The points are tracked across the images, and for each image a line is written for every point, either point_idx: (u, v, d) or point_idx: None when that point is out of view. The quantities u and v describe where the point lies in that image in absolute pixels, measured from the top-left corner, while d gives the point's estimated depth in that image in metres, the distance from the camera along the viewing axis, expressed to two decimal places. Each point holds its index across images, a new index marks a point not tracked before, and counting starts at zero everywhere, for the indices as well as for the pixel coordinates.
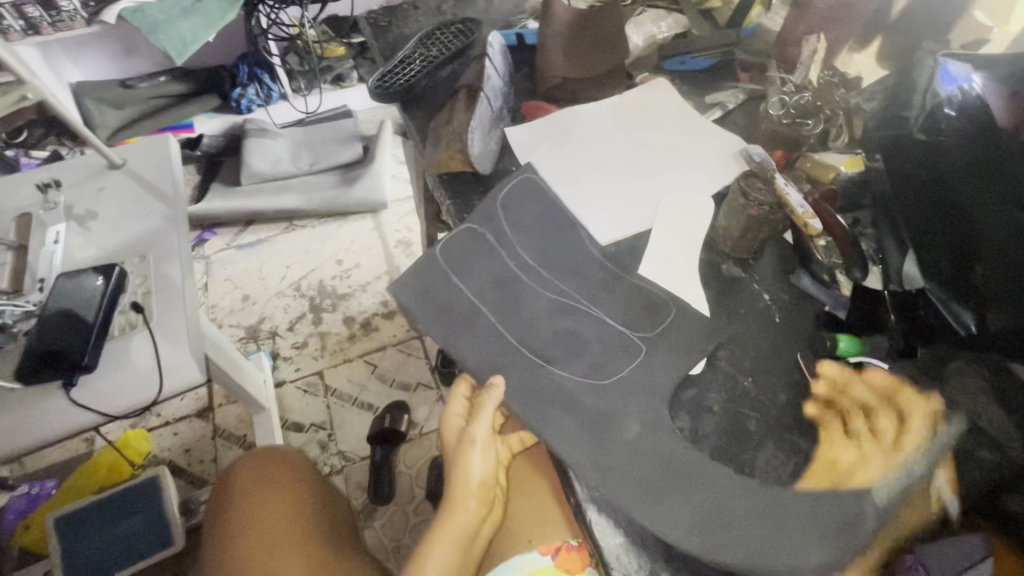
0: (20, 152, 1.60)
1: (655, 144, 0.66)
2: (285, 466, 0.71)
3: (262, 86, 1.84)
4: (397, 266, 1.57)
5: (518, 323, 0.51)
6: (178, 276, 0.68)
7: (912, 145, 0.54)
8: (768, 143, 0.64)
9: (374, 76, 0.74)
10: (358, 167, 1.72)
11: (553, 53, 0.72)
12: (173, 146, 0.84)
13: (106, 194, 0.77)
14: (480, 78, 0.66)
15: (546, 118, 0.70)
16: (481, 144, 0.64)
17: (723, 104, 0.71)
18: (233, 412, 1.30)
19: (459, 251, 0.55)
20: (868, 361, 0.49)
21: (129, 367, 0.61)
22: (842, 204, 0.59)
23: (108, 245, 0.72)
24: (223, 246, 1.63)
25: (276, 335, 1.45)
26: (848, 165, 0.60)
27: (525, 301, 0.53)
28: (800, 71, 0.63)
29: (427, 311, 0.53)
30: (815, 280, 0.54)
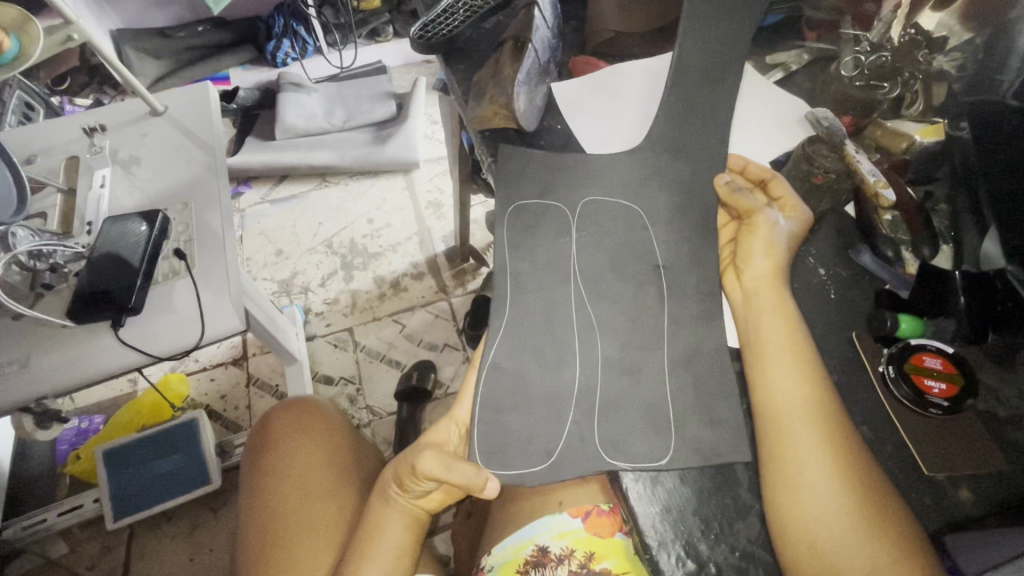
0: (64, 99, 1.63)
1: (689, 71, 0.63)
2: (315, 416, 0.73)
3: (298, 39, 1.82)
4: (427, 227, 1.57)
5: (589, 276, 0.53)
6: (218, 225, 0.68)
7: (1003, 112, 0.47)
8: (834, 107, 0.60)
9: (416, 26, 0.71)
10: (392, 125, 1.70)
11: (605, 4, 0.69)
12: (213, 93, 0.83)
13: (149, 141, 0.77)
14: (528, 28, 0.62)
15: (596, 73, 0.66)
16: (527, 100, 0.61)
17: (785, 65, 0.66)
18: (266, 361, 1.34)
19: (529, 247, 0.55)
20: (930, 343, 0.45)
21: (171, 311, 0.62)
22: (913, 176, 0.55)
23: (151, 191, 0.73)
24: (258, 200, 1.65)
25: (308, 290, 1.48)
26: (924, 134, 0.53)
27: (581, 251, 0.55)
28: (879, 28, 0.59)
29: (502, 313, 0.52)
30: (876, 256, 0.51)
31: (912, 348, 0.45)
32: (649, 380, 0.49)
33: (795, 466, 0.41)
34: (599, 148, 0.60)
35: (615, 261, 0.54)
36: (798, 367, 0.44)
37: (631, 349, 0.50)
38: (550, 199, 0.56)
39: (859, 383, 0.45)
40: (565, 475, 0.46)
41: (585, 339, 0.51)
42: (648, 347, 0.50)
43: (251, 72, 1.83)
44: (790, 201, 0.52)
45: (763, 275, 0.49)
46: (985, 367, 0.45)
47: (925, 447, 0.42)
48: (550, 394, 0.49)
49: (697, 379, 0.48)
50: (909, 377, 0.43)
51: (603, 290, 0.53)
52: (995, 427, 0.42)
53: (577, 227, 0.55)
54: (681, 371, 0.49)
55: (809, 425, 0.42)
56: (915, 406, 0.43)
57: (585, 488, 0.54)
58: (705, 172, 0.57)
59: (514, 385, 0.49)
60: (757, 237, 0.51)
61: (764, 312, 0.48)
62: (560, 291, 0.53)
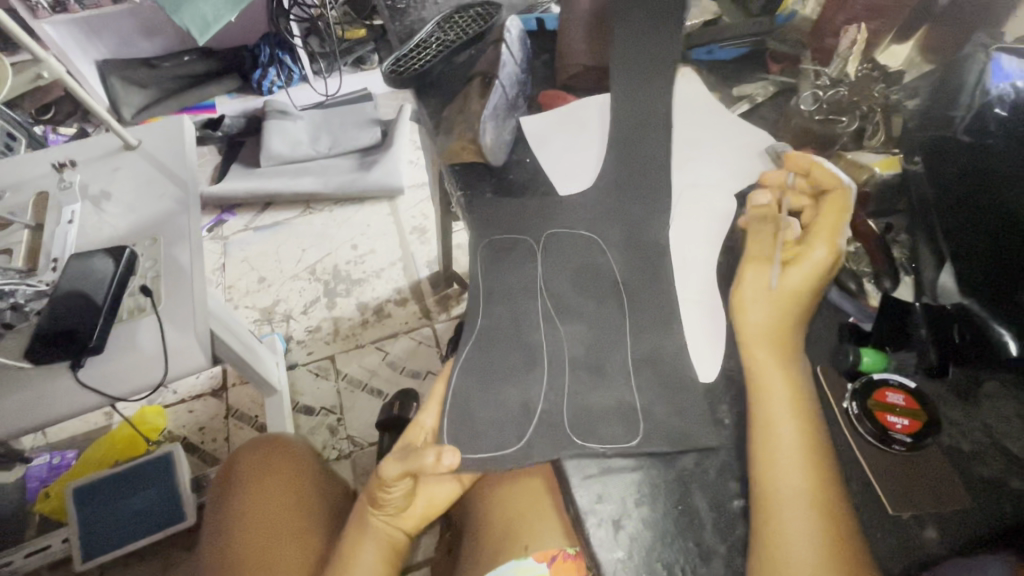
0: (48, 128, 1.63)
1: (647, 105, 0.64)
2: (286, 455, 0.72)
3: (284, 68, 1.84)
4: (411, 253, 1.57)
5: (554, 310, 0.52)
6: (186, 261, 0.67)
7: (955, 147, 0.49)
8: (796, 141, 0.61)
9: (388, 60, 0.71)
10: (377, 152, 1.71)
11: (574, 38, 0.70)
12: (188, 126, 0.83)
13: (121, 175, 0.77)
14: (496, 65, 0.64)
15: (565, 107, 0.67)
16: (494, 135, 0.62)
17: (751, 98, 0.68)
18: (246, 392, 1.32)
19: (496, 284, 0.54)
20: (892, 378, 0.45)
21: (135, 350, 0.61)
22: (873, 209, 0.55)
23: (120, 227, 0.72)
24: (241, 227, 1.65)
25: (290, 318, 1.46)
26: (883, 166, 0.56)
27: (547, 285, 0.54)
28: (836, 64, 0.60)
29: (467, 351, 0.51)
30: (841, 289, 0.51)
31: (875, 383, 0.45)
32: (614, 379, 0.48)
33: (777, 513, 0.39)
34: (568, 183, 0.60)
35: (584, 282, 0.54)
36: (781, 394, 0.43)
37: (598, 351, 0.50)
38: (518, 233, 0.57)
39: (826, 419, 0.45)
40: (537, 456, 0.45)
41: (553, 336, 0.50)
42: (615, 347, 0.50)
43: (236, 101, 1.85)
44: (826, 236, 0.48)
45: (763, 328, 0.46)
46: (948, 402, 0.45)
47: (890, 487, 0.41)
48: (519, 392, 0.48)
49: (661, 378, 0.48)
50: (872, 414, 0.43)
51: (567, 313, 0.52)
52: (960, 462, 0.42)
53: (541, 255, 0.55)
54: (644, 371, 0.48)
55: (805, 453, 0.40)
56: (878, 443, 0.43)
57: (539, 507, 0.55)
58: (667, 199, 0.58)
59: (482, 389, 0.49)
60: (761, 279, 0.49)
61: (768, 337, 0.46)
62: (526, 305, 0.53)
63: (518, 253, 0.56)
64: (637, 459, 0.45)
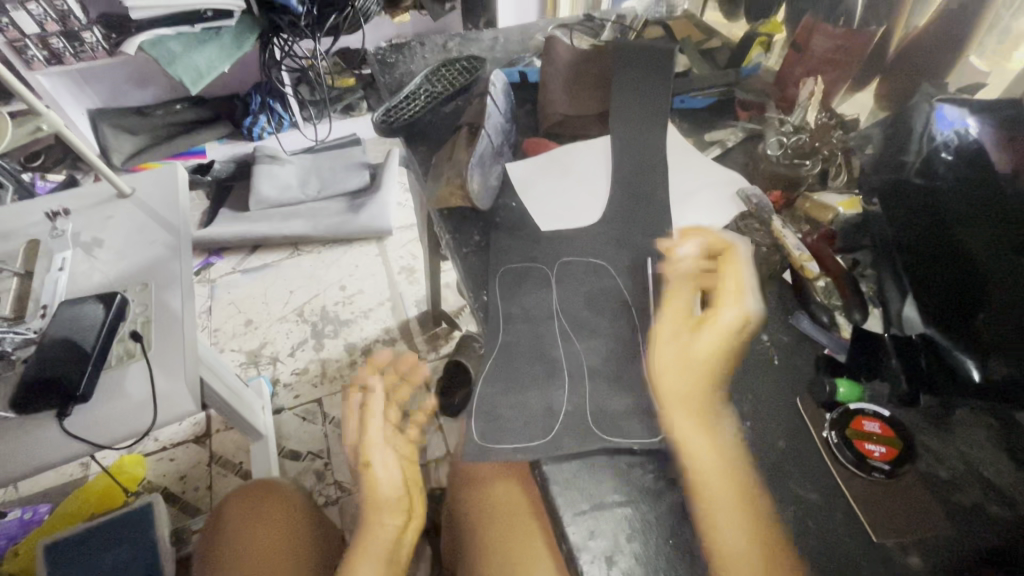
0: (37, 176, 1.64)
1: (628, 148, 0.67)
2: (275, 500, 0.71)
3: (274, 114, 1.88)
4: (399, 293, 1.58)
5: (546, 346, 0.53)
6: (178, 305, 0.68)
7: (910, 186, 0.54)
8: (766, 183, 0.64)
9: (380, 111, 0.76)
10: (365, 194, 1.75)
11: (554, 93, 0.75)
12: (181, 174, 0.85)
13: (113, 223, 0.78)
14: (482, 116, 0.67)
15: (549, 153, 0.71)
16: (481, 181, 0.65)
17: (722, 142, 0.72)
18: (230, 438, 1.29)
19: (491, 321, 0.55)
20: (868, 407, 0.47)
21: (123, 397, 0.61)
22: (842, 245, 0.59)
23: (112, 272, 0.73)
24: (228, 270, 1.65)
25: (277, 360, 1.45)
26: (846, 207, 0.60)
27: (535, 321, 0.55)
28: (798, 113, 0.64)
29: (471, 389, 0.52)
30: (814, 322, 0.54)
31: (851, 413, 0.47)
32: (614, 397, 0.49)
33: (727, 550, 0.41)
34: (571, 222, 0.62)
35: (589, 305, 0.56)
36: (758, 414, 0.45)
37: (614, 359, 0.52)
38: (534, 260, 0.59)
39: (808, 449, 0.46)
40: (565, 445, 0.47)
41: (551, 364, 0.52)
42: (629, 360, 0.52)
43: (228, 146, 1.90)
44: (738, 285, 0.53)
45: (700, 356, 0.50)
46: (923, 429, 0.47)
47: (873, 514, 0.42)
48: (539, 397, 0.50)
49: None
50: (851, 442, 0.45)
51: (573, 331, 0.54)
52: (937, 488, 0.44)
53: (556, 279, 0.58)
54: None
55: (716, 476, 0.44)
56: (859, 470, 0.44)
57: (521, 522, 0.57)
58: (650, 237, 0.60)
59: (507, 396, 0.50)
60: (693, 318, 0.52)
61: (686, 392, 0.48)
62: (531, 330, 0.54)
63: (511, 288, 0.58)
64: (657, 454, 0.47)
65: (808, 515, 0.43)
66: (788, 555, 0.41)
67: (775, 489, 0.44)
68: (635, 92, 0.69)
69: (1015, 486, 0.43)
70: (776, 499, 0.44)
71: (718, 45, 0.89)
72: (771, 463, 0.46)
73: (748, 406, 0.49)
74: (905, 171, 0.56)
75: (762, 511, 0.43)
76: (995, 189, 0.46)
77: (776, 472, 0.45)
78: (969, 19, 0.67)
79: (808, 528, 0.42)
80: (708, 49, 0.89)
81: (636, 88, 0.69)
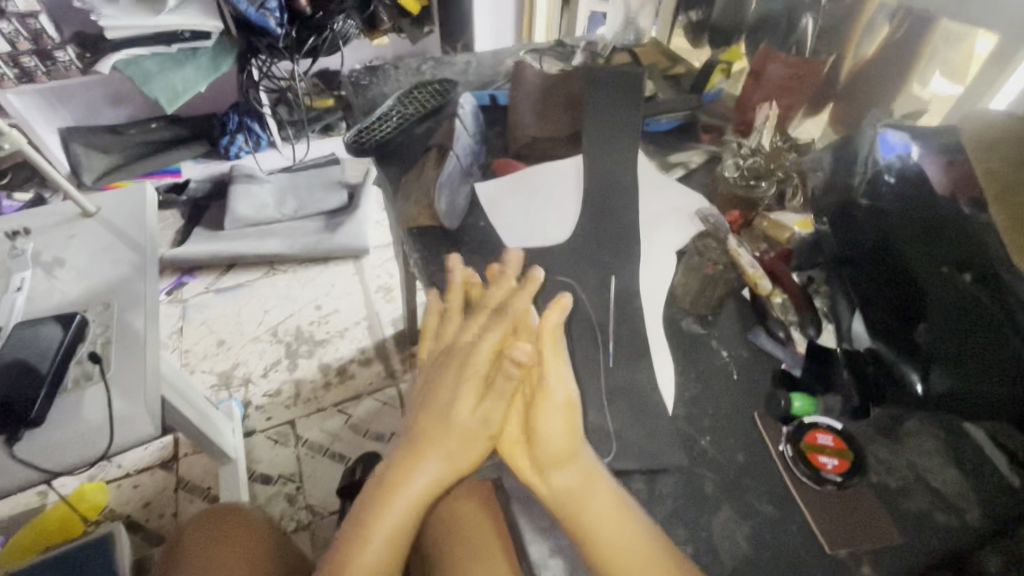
0: (2, 195, 1.60)
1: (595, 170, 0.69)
2: (240, 524, 0.69)
3: (251, 134, 1.89)
4: (376, 311, 1.58)
5: None
6: (140, 326, 0.67)
7: (856, 208, 0.57)
8: (725, 203, 0.67)
9: (351, 132, 0.77)
10: (343, 214, 1.75)
11: (523, 115, 0.77)
12: (149, 193, 0.85)
13: (76, 242, 0.77)
14: (450, 138, 0.69)
15: (516, 174, 0.72)
16: (449, 201, 0.66)
17: (686, 164, 0.75)
18: (198, 462, 1.25)
19: None
20: (821, 420, 0.48)
21: (78, 421, 0.59)
22: (798, 263, 0.61)
23: (72, 292, 0.71)
24: (202, 289, 1.63)
25: (249, 382, 1.42)
26: (801, 226, 0.62)
27: None
28: (755, 136, 0.66)
29: None
30: (770, 336, 0.55)
31: (806, 426, 0.48)
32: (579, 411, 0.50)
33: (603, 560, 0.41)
34: (540, 241, 0.64)
35: (554, 323, 0.56)
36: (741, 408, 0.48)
37: (576, 377, 0.52)
38: None
39: (764, 462, 0.47)
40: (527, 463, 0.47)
41: None
42: (589, 378, 0.52)
43: (203, 165, 1.88)
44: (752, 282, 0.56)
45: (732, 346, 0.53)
46: (874, 441, 0.48)
47: (827, 525, 0.43)
48: None
49: (635, 401, 0.50)
50: (805, 455, 0.46)
51: None
52: (888, 498, 0.45)
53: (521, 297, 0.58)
54: (621, 396, 0.50)
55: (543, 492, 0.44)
56: (812, 482, 0.45)
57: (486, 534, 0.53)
58: (614, 256, 0.62)
59: None
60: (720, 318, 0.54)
61: (551, 457, 0.44)
62: None
63: None
64: (616, 471, 0.47)
65: (764, 528, 0.43)
66: (744, 568, 0.42)
67: (732, 502, 0.45)
68: (602, 118, 0.72)
69: (960, 495, 0.44)
70: (734, 512, 0.44)
71: (683, 71, 0.93)
72: (729, 478, 0.46)
73: (707, 421, 0.50)
74: (854, 194, 0.59)
75: (719, 524, 0.44)
76: (939, 215, 0.49)
77: (732, 487, 0.46)
78: (913, 51, 0.71)
79: (764, 541, 0.43)
80: (674, 74, 0.92)
81: (606, 113, 0.71)
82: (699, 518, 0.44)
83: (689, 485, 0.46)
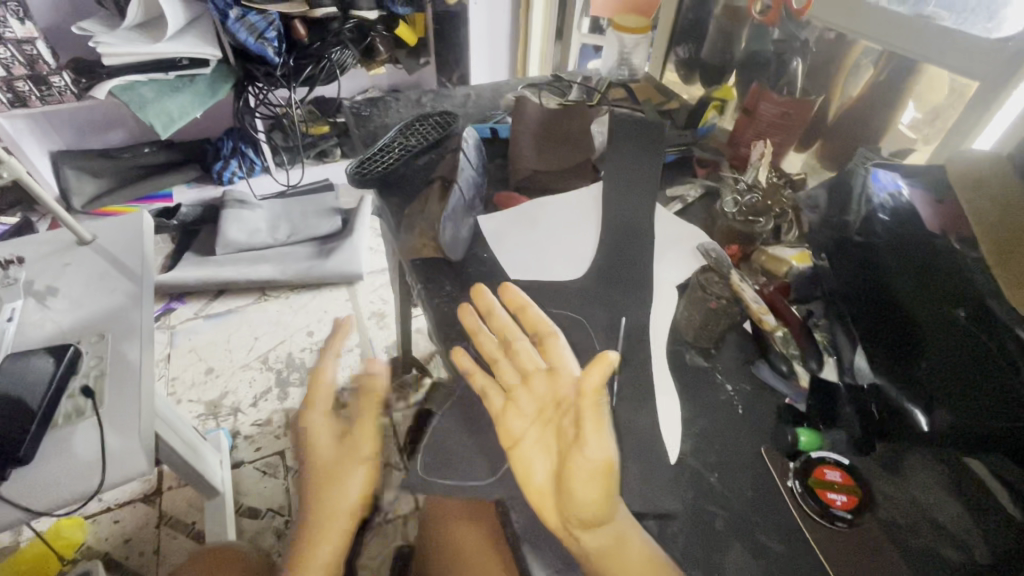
0: None
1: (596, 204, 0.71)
2: (231, 566, 0.66)
3: (245, 159, 1.89)
4: (369, 338, 1.57)
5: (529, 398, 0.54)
6: (136, 357, 0.65)
7: (853, 244, 0.59)
8: (724, 238, 0.68)
9: (354, 163, 0.78)
10: (336, 239, 1.75)
11: (524, 150, 0.79)
12: (147, 220, 0.84)
13: (70, 270, 0.76)
14: (455, 171, 0.70)
15: (518, 208, 0.73)
16: (453, 233, 0.66)
17: (683, 198, 0.77)
18: (182, 495, 1.21)
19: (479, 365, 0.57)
20: (828, 456, 0.48)
21: (67, 457, 0.57)
22: (796, 297, 0.62)
23: (65, 322, 0.70)
24: (190, 315, 1.60)
25: (238, 411, 1.39)
26: (799, 260, 0.63)
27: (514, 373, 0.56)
28: (750, 172, 0.69)
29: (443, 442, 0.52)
30: (774, 370, 0.56)
31: (813, 462, 0.48)
32: None
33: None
34: (545, 276, 0.64)
35: None
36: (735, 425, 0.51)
37: None
38: None
39: (772, 498, 0.47)
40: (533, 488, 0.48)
41: None
42: None
43: (195, 190, 1.87)
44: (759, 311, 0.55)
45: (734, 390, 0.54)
46: (878, 476, 0.48)
47: (835, 563, 0.43)
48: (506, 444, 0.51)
49: (641, 437, 0.50)
50: (814, 492, 0.46)
51: None
52: (895, 535, 0.45)
53: None
54: (627, 432, 0.50)
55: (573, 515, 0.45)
56: (822, 519, 0.45)
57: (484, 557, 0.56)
58: (617, 289, 0.62)
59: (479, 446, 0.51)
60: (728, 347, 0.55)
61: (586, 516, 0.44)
62: None
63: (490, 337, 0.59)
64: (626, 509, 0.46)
65: (777, 568, 0.43)
66: None
67: (744, 540, 0.44)
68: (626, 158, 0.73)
69: (966, 531, 0.44)
70: (745, 550, 0.44)
71: (676, 107, 0.96)
72: (739, 515, 0.46)
73: (714, 457, 0.50)
74: (845, 228, 0.61)
75: (733, 564, 0.43)
76: (928, 247, 0.52)
77: (743, 524, 0.45)
78: (897, 93, 0.75)
79: None
80: (668, 110, 0.95)
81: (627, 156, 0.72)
82: (711, 558, 0.44)
83: (701, 523, 0.46)
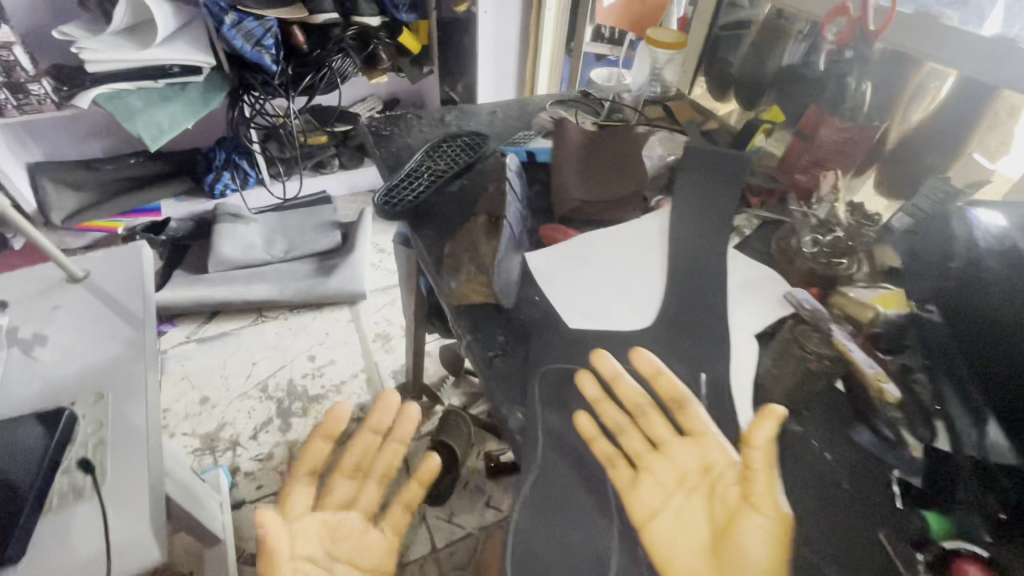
0: None
1: (656, 241, 0.65)
2: None
3: (239, 171, 1.78)
4: (375, 362, 1.48)
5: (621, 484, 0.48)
6: (142, 421, 0.57)
7: (960, 291, 0.53)
8: (800, 279, 0.62)
9: (381, 191, 0.71)
10: (337, 255, 1.66)
11: (569, 178, 0.72)
12: (146, 254, 0.75)
13: (61, 314, 0.67)
14: (502, 205, 0.64)
15: (568, 243, 0.66)
16: (503, 276, 0.59)
17: (740, 230, 0.70)
18: (179, 542, 1.12)
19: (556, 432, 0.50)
20: (965, 547, 0.43)
21: (64, 550, 0.48)
22: (887, 348, 0.56)
23: (56, 378, 0.61)
24: (182, 339, 1.50)
25: (237, 445, 1.29)
26: (888, 305, 0.57)
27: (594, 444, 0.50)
28: (824, 207, 0.69)
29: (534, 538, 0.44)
30: (877, 436, 0.50)
31: (948, 556, 0.42)
32: None
33: None
34: (608, 323, 0.57)
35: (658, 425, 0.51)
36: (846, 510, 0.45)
37: None
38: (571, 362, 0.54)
39: None
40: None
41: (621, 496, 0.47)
42: None
43: (185, 204, 1.77)
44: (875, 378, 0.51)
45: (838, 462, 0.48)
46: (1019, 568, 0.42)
47: None
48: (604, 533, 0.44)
49: None
50: None
51: None
52: None
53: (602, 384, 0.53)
54: None
55: None
56: None
57: None
58: (691, 339, 0.56)
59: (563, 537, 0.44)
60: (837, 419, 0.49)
61: None
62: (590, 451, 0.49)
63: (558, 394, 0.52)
64: None
65: None
66: None
67: None
68: (695, 192, 0.68)
69: None
70: None
71: (717, 127, 0.91)
72: None
73: (830, 547, 0.43)
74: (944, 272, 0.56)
75: None
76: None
77: None
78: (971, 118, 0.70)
79: None
80: (710, 131, 0.90)
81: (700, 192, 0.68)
82: None
83: None
